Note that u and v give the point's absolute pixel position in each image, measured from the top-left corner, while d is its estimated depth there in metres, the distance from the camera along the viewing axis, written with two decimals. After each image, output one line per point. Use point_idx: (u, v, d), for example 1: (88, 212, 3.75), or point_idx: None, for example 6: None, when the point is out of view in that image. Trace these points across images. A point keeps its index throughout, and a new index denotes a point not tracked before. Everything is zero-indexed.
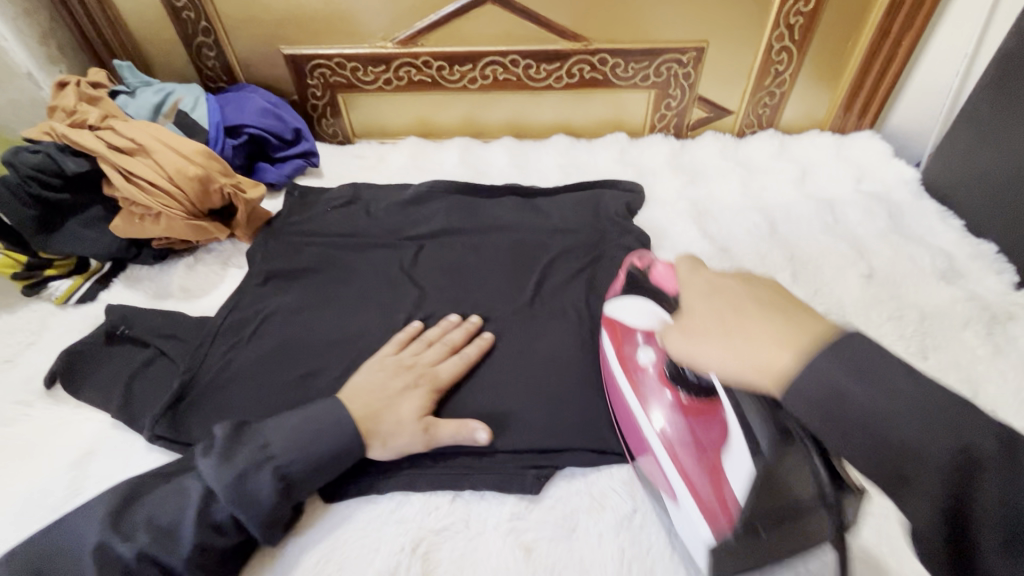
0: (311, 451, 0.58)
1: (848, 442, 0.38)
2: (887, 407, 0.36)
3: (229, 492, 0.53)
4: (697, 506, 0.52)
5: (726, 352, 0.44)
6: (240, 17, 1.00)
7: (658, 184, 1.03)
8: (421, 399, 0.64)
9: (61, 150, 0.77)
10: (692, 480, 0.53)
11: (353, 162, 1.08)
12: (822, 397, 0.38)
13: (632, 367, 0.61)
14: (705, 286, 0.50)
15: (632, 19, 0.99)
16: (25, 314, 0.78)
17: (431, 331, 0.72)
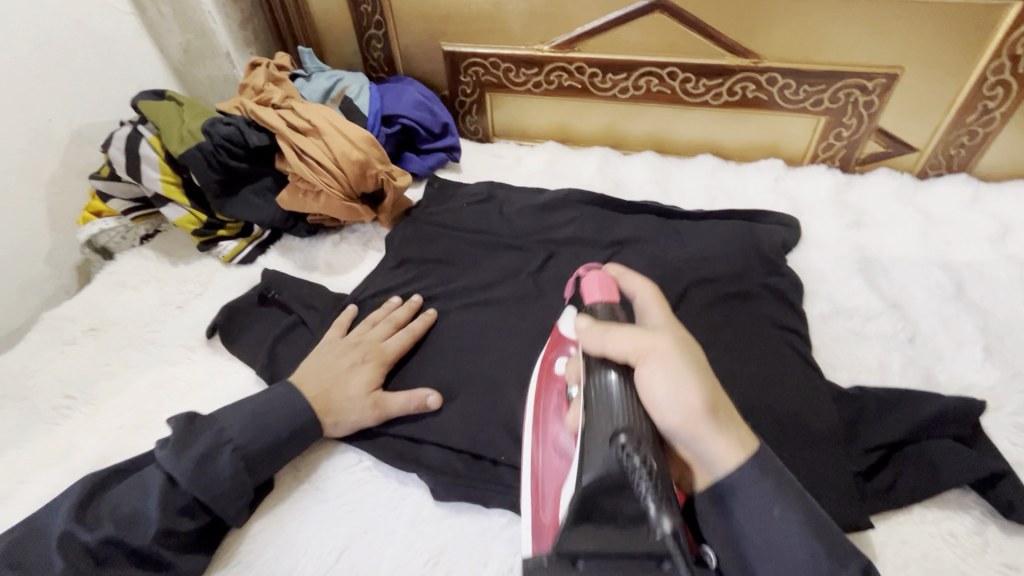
0: (267, 432, 0.60)
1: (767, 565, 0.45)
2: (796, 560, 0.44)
3: (189, 473, 0.55)
4: (534, 521, 0.52)
5: (675, 380, 0.48)
6: (410, 14, 1.04)
7: (817, 221, 0.92)
8: (368, 374, 0.67)
9: (247, 124, 0.85)
10: (541, 498, 0.53)
11: (491, 160, 1.09)
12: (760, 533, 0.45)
13: (544, 405, 0.59)
14: (699, 362, 0.50)
15: (816, 37, 0.90)
16: (198, 267, 0.87)
17: (374, 311, 0.74)
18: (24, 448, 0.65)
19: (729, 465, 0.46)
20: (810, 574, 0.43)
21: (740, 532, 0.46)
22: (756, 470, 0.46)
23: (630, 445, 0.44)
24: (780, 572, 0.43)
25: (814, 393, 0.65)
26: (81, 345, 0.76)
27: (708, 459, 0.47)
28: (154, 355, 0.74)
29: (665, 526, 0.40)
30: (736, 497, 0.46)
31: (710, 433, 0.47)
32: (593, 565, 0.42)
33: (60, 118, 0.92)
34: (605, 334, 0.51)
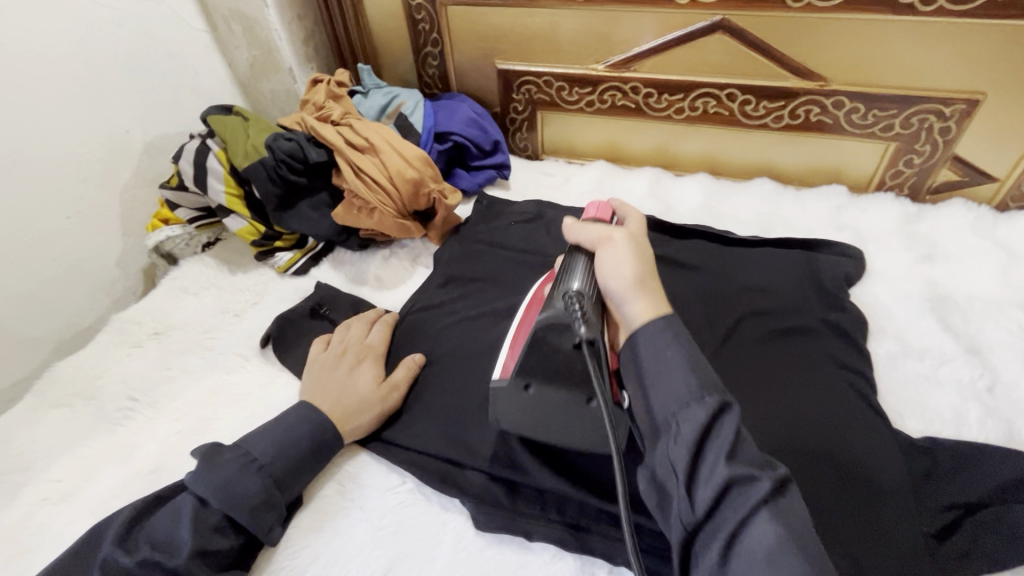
0: (294, 449, 0.61)
1: (695, 475, 0.45)
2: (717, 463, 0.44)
3: (228, 489, 0.56)
4: (501, 356, 0.59)
5: (631, 231, 0.62)
6: (466, 32, 1.06)
7: (883, 252, 0.87)
8: (369, 368, 0.70)
9: (308, 140, 0.87)
10: (517, 333, 0.60)
11: (541, 179, 1.09)
12: (691, 445, 0.45)
13: (528, 313, 0.62)
14: (640, 229, 0.65)
15: (890, 60, 0.85)
16: (255, 276, 0.90)
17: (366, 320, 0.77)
18: (91, 446, 0.68)
19: (666, 362, 0.49)
20: (714, 461, 0.44)
21: (668, 418, 0.47)
22: (687, 369, 0.48)
23: (575, 295, 0.55)
24: (687, 456, 0.45)
25: (881, 442, 0.61)
26: (146, 348, 0.79)
27: (650, 355, 0.50)
28: (211, 363, 0.77)
29: (581, 333, 0.52)
30: (669, 388, 0.48)
31: (663, 340, 0.50)
32: (536, 377, 0.53)
33: (136, 129, 0.98)
34: (582, 225, 0.63)
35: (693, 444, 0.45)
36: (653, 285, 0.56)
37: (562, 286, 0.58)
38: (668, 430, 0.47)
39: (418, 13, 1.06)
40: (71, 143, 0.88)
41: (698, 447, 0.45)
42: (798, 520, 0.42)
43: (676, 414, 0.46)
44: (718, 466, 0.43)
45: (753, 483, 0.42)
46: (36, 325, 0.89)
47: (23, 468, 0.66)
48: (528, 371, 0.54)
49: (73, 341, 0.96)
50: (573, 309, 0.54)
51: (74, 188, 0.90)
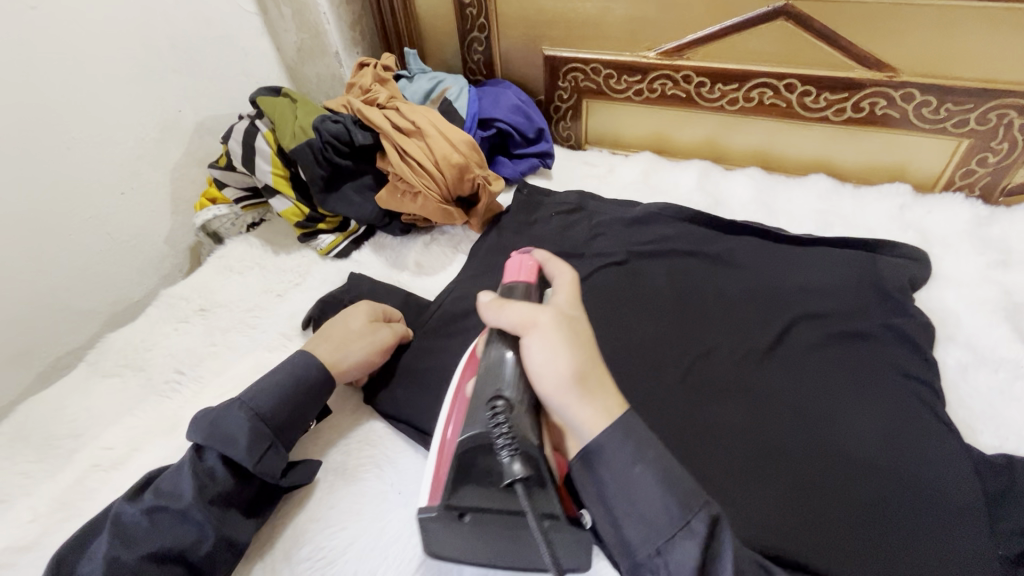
0: (284, 394, 0.60)
1: (644, 536, 0.44)
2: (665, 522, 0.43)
3: (212, 438, 0.55)
4: (430, 464, 0.52)
5: (557, 312, 0.51)
6: (514, 17, 1.04)
7: (952, 256, 0.82)
8: (365, 314, 0.71)
9: (354, 123, 0.87)
10: (438, 444, 0.53)
11: (584, 169, 1.06)
12: (633, 500, 0.45)
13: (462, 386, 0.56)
14: (570, 296, 0.55)
15: (970, 50, 0.80)
16: (298, 258, 0.90)
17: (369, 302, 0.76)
18: (139, 416, 0.69)
19: (641, 484, 0.44)
20: (685, 550, 0.42)
21: (653, 560, 0.44)
22: (665, 477, 0.44)
23: (501, 409, 0.48)
24: (662, 541, 0.43)
25: (954, 458, 0.57)
26: (192, 324, 0.81)
27: (621, 471, 0.45)
28: (254, 341, 0.78)
29: (517, 471, 0.45)
30: (643, 518, 0.44)
31: (625, 463, 0.45)
32: (462, 476, 0.48)
33: (188, 109, 0.99)
34: (504, 306, 0.53)
35: (656, 535, 0.43)
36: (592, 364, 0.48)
37: (494, 382, 0.51)
38: (618, 502, 0.45)
39: None
40: (127, 120, 0.90)
41: (642, 515, 0.44)
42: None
43: (612, 481, 0.45)
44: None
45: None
46: (90, 297, 0.92)
47: (77, 434, 0.68)
48: (450, 528, 0.49)
49: (123, 315, 0.99)
50: (503, 432, 0.47)
51: (128, 165, 0.92)
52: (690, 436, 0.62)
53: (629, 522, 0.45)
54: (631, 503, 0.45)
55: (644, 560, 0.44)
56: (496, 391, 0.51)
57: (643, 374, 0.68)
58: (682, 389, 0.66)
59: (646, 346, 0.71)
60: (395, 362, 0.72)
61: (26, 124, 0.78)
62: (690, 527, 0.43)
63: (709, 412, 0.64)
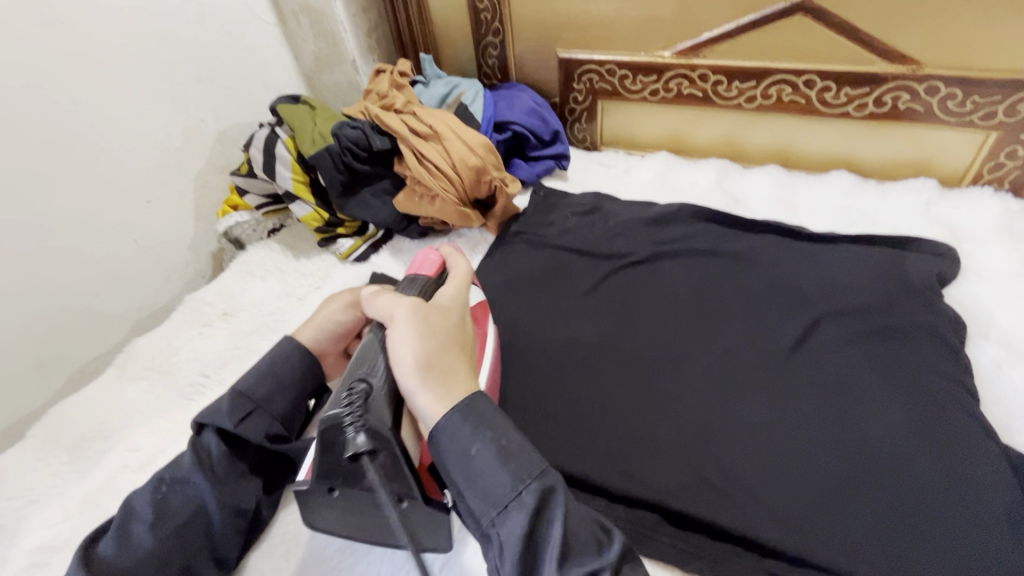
0: (263, 369, 0.59)
1: (500, 554, 0.43)
2: (519, 502, 0.43)
3: (203, 416, 0.55)
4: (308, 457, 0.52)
5: (414, 305, 0.53)
6: (529, 20, 1.04)
7: (983, 251, 0.80)
8: None
9: (372, 128, 0.88)
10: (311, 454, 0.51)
11: (600, 170, 1.06)
12: (486, 487, 0.44)
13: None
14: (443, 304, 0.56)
15: (997, 41, 0.78)
16: (318, 262, 0.91)
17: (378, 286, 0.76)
18: (166, 418, 0.71)
19: (484, 459, 0.45)
20: (548, 562, 0.42)
21: (492, 530, 0.44)
22: (509, 456, 0.45)
23: (359, 393, 0.48)
24: (517, 565, 0.42)
25: (988, 460, 0.55)
26: (215, 328, 0.82)
27: (470, 448, 0.45)
28: (276, 344, 0.79)
29: (359, 443, 0.46)
30: (485, 495, 0.44)
31: (469, 448, 0.45)
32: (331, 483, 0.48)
33: (210, 119, 1.01)
34: (375, 296, 0.58)
35: (513, 538, 0.42)
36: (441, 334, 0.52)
37: (357, 375, 0.51)
38: (477, 500, 0.45)
39: (480, 2, 1.05)
40: (152, 130, 0.93)
41: (490, 495, 0.44)
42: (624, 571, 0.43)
43: (464, 468, 0.45)
44: (552, 569, 0.41)
45: (578, 562, 0.42)
46: (118, 303, 0.95)
47: (105, 436, 0.70)
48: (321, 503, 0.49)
49: (149, 320, 1.01)
50: (357, 425, 0.47)
51: (153, 173, 0.95)
52: (714, 439, 0.61)
53: (483, 515, 0.44)
54: (486, 503, 0.44)
55: None
56: (357, 373, 0.51)
57: (665, 372, 0.67)
58: (702, 388, 0.65)
59: (665, 346, 0.71)
60: None
61: (56, 136, 0.81)
62: (543, 515, 0.43)
63: (733, 412, 0.63)
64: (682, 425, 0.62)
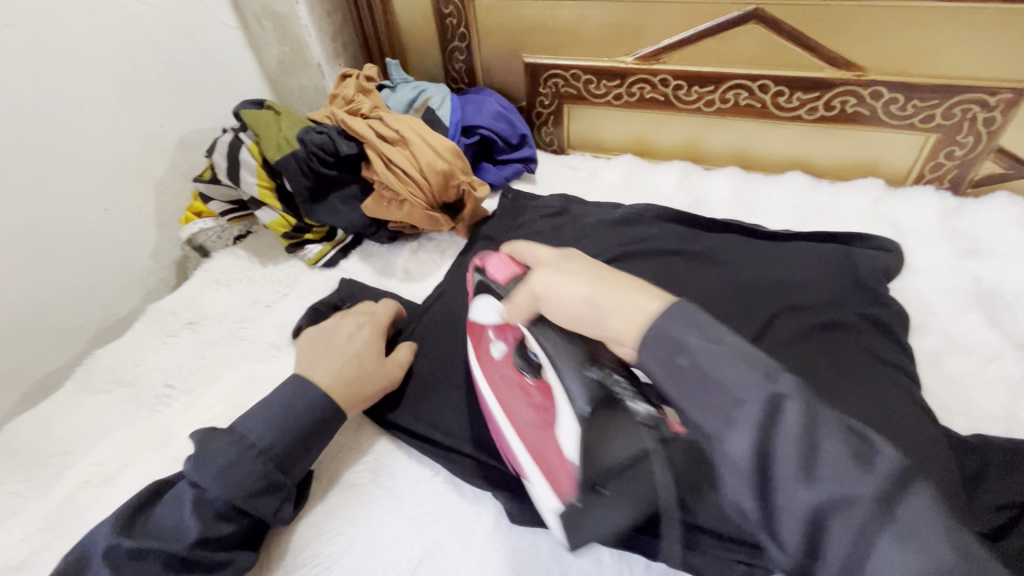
0: (288, 433, 0.57)
1: (646, 346, 0.40)
2: (660, 311, 0.41)
3: (194, 461, 0.53)
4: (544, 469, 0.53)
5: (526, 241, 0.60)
6: (494, 26, 1.05)
7: (924, 247, 0.85)
8: (366, 334, 0.70)
9: (339, 134, 0.88)
10: (545, 454, 0.53)
11: (567, 172, 1.08)
12: (623, 309, 0.44)
13: (493, 374, 0.61)
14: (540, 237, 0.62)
15: (933, 49, 0.83)
16: (286, 268, 0.91)
17: (373, 308, 0.75)
18: (129, 431, 0.69)
19: (665, 324, 0.39)
20: (711, 374, 0.37)
21: (650, 361, 0.40)
22: (695, 319, 0.39)
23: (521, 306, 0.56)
24: (680, 346, 0.38)
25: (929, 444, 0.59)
26: (180, 337, 0.81)
27: (649, 320, 0.41)
28: (244, 352, 0.78)
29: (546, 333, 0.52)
30: (633, 311, 0.43)
31: (649, 307, 0.42)
32: (613, 483, 0.48)
33: (170, 124, 0.99)
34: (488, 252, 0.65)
35: (667, 350, 0.39)
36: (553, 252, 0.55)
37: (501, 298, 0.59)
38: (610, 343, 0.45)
39: (446, 8, 1.06)
40: (110, 136, 0.90)
41: (642, 319, 0.41)
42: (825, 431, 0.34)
43: (595, 300, 0.46)
44: (724, 388, 0.36)
45: (783, 407, 0.34)
46: (76, 315, 0.92)
47: (66, 452, 0.68)
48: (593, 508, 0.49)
49: (110, 331, 0.98)
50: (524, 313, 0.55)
51: (111, 180, 0.92)
52: None
53: (638, 346, 0.41)
54: (640, 346, 0.41)
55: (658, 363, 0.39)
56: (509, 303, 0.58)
57: None
58: None
59: None
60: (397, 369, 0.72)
61: (7, 143, 0.78)
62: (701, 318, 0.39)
63: None
64: None
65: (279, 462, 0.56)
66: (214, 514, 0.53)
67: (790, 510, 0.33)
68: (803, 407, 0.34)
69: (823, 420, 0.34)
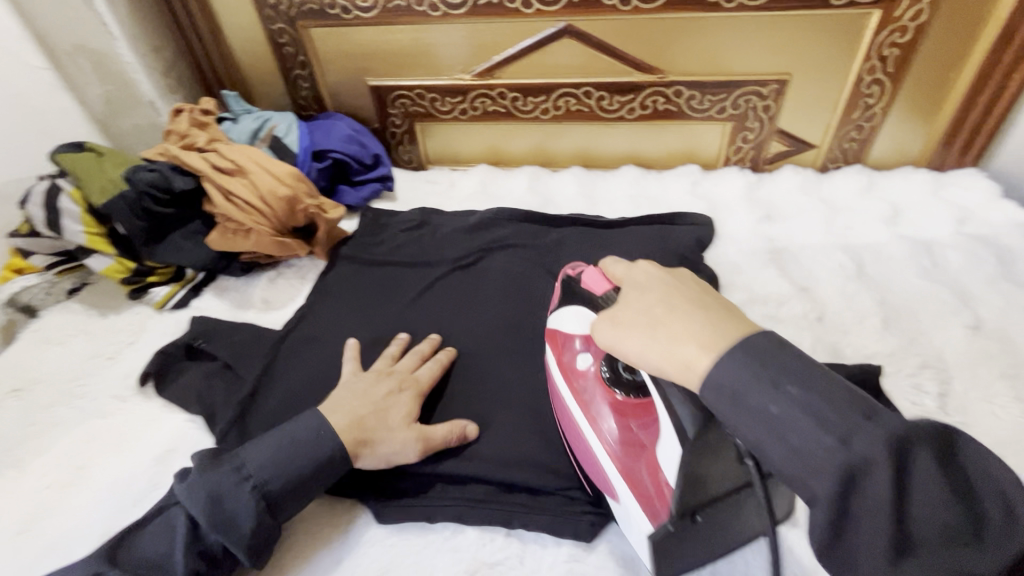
0: (287, 468, 0.57)
1: (742, 421, 0.40)
2: (746, 378, 0.39)
3: (192, 496, 0.54)
4: (634, 495, 0.53)
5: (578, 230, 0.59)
6: (333, 52, 1.07)
7: (731, 218, 0.99)
8: (407, 405, 0.65)
9: (172, 169, 0.85)
10: (635, 479, 0.53)
11: (426, 186, 1.12)
12: (726, 385, 0.40)
13: (579, 386, 0.61)
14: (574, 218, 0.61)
15: (713, 51, 0.98)
16: (129, 316, 0.85)
17: (394, 345, 0.72)
18: None
19: (776, 419, 0.38)
20: (810, 439, 0.36)
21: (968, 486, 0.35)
22: (757, 378, 0.39)
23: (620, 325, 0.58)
24: (803, 421, 0.37)
25: None
26: (4, 408, 0.73)
27: (741, 393, 0.39)
28: (85, 411, 0.73)
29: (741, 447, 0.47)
30: (758, 404, 0.39)
31: (744, 377, 0.39)
32: (706, 512, 0.51)
33: None
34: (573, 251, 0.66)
35: (799, 422, 0.37)
36: (639, 312, 0.47)
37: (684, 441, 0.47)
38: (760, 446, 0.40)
39: (281, 37, 1.07)
40: None
41: (741, 399, 0.39)
42: (953, 482, 0.35)
43: (719, 379, 0.40)
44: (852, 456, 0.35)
45: (868, 470, 0.34)
46: None
47: None
48: (684, 536, 0.51)
49: None
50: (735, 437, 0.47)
51: None
52: (530, 411, 0.69)
53: (730, 414, 0.40)
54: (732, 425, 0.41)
55: (752, 432, 0.39)
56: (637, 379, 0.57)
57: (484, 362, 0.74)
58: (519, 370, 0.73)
59: (483, 336, 0.78)
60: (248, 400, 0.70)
61: None
62: (755, 370, 0.39)
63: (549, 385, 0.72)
64: (504, 403, 0.69)
65: (274, 503, 0.56)
66: (200, 551, 0.54)
67: (866, 569, 0.35)
68: (923, 448, 0.35)
69: (910, 472, 0.34)
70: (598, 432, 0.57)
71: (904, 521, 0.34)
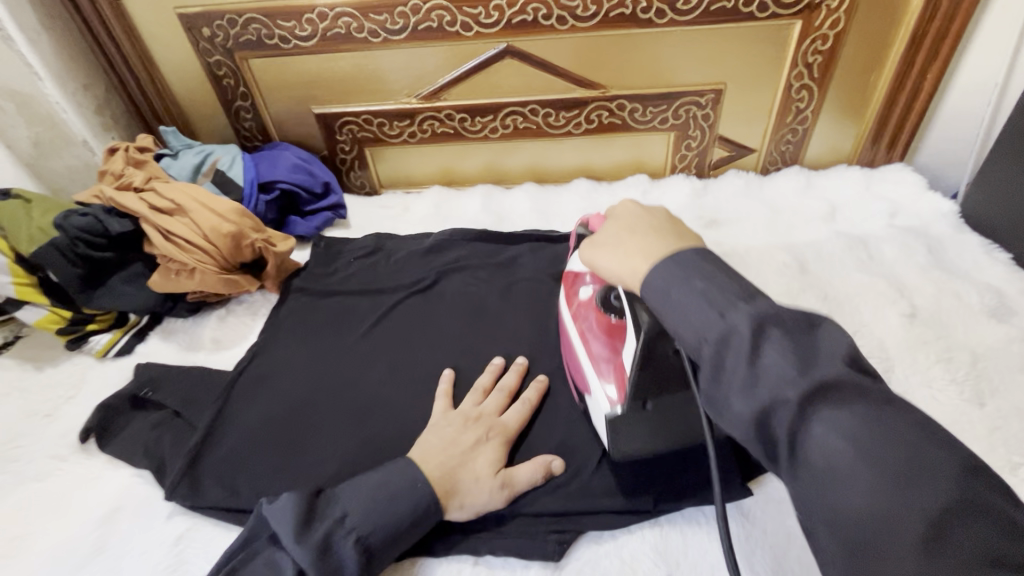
0: (389, 518, 0.56)
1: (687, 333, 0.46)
2: (700, 306, 0.46)
3: (290, 532, 0.53)
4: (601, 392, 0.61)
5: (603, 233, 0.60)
6: (274, 82, 1.06)
7: None
8: (493, 452, 0.63)
9: (107, 213, 0.81)
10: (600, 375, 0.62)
11: (379, 211, 1.11)
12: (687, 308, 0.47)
13: (581, 322, 0.67)
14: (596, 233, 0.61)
15: (650, 65, 1.01)
16: (68, 368, 0.81)
17: (485, 377, 0.71)
18: None
19: (684, 305, 0.46)
20: (752, 368, 0.42)
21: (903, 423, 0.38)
22: (709, 303, 0.45)
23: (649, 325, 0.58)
24: (746, 348, 0.42)
25: None
26: None
27: (672, 294, 0.48)
28: (21, 474, 0.68)
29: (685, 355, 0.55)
30: (694, 322, 0.46)
31: (674, 286, 0.48)
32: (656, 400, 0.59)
33: None
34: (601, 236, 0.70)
35: (742, 346, 0.42)
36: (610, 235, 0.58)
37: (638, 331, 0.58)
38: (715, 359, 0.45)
39: (219, 69, 1.05)
40: None
41: (696, 325, 0.45)
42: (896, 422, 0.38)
43: (666, 295, 0.48)
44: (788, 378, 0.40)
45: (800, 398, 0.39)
46: None
47: None
48: (638, 422, 0.60)
49: None
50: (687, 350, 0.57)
51: None
52: None
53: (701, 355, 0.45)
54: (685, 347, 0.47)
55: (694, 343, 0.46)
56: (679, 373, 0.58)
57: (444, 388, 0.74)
58: None
59: (442, 360, 0.77)
60: (199, 448, 0.67)
61: None
62: (715, 303, 0.45)
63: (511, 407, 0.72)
64: None
65: (370, 553, 0.55)
66: None
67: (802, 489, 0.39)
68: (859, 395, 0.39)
69: (846, 400, 0.39)
70: (584, 345, 0.65)
71: (838, 452, 0.38)
